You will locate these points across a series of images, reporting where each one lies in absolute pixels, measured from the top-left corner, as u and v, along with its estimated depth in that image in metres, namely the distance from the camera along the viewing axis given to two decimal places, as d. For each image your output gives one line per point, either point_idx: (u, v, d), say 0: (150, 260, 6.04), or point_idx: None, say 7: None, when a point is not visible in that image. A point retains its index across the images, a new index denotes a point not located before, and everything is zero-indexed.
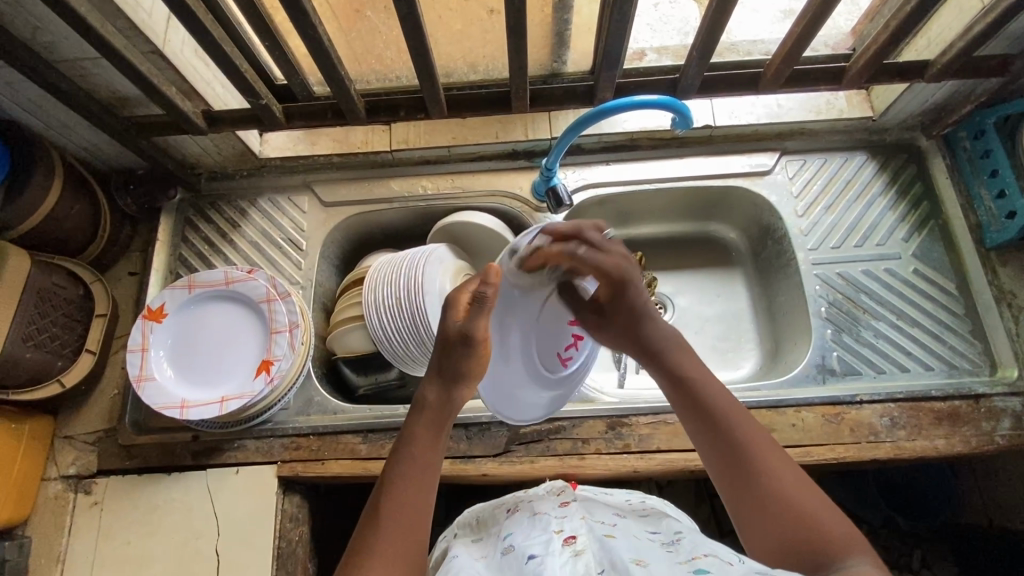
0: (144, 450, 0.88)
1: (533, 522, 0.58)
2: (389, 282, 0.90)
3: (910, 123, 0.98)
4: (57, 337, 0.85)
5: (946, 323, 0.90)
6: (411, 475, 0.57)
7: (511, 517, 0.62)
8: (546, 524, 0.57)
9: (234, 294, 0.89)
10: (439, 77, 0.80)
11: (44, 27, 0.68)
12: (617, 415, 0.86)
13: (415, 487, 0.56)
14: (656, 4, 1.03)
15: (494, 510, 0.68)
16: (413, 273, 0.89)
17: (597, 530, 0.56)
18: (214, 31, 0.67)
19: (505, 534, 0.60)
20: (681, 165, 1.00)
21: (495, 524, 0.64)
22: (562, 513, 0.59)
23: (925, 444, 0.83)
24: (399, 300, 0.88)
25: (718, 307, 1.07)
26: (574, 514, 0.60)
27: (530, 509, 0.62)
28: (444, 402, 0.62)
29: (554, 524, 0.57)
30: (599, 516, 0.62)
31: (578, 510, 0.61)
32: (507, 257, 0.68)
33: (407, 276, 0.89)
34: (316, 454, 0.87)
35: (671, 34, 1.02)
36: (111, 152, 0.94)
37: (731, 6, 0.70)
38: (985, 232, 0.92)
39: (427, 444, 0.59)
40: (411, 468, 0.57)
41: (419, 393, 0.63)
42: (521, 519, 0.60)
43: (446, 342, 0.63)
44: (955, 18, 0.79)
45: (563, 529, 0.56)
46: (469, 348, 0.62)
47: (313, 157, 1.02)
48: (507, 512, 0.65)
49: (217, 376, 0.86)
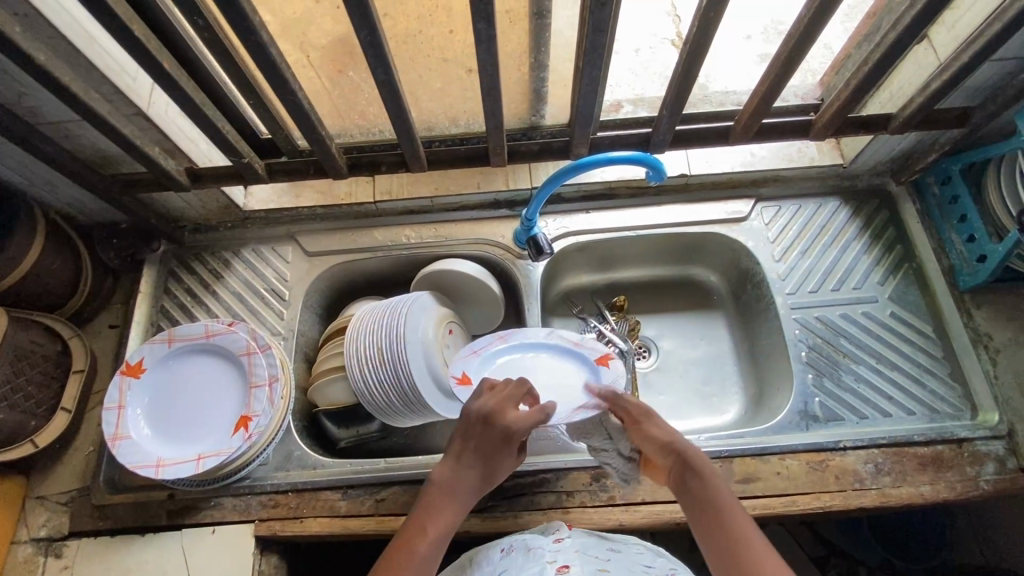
0: (118, 510, 0.86)
1: (527, 557, 0.67)
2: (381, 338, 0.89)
3: (879, 170, 1.01)
4: (32, 395, 0.84)
5: (925, 367, 0.91)
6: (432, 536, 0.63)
7: (509, 553, 0.70)
8: (540, 556, 0.67)
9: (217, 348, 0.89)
10: (418, 134, 0.81)
11: (28, 92, 0.69)
12: (601, 466, 0.85)
13: (434, 545, 0.63)
14: (636, 49, 1.09)
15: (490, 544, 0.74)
16: (407, 326, 0.90)
17: (589, 563, 0.66)
18: (198, 98, 0.68)
19: (500, 569, 0.67)
20: (658, 213, 1.02)
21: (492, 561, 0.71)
22: (556, 548, 0.69)
23: (911, 491, 0.82)
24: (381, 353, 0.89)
25: (701, 350, 1.07)
26: (567, 548, 0.69)
27: (524, 545, 0.70)
28: (475, 484, 0.69)
29: (547, 556, 0.67)
30: (593, 550, 0.70)
31: (572, 546, 0.70)
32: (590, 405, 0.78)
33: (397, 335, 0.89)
34: (294, 512, 0.85)
35: (650, 80, 1.06)
36: (94, 206, 0.94)
37: (697, 70, 0.72)
38: (958, 275, 0.93)
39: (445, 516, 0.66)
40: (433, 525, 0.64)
41: (450, 468, 0.70)
42: (516, 556, 0.68)
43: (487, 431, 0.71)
44: (913, 74, 0.82)
45: (556, 560, 0.65)
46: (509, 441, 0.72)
47: (297, 210, 1.03)
48: (501, 552, 0.71)
49: (194, 433, 0.84)
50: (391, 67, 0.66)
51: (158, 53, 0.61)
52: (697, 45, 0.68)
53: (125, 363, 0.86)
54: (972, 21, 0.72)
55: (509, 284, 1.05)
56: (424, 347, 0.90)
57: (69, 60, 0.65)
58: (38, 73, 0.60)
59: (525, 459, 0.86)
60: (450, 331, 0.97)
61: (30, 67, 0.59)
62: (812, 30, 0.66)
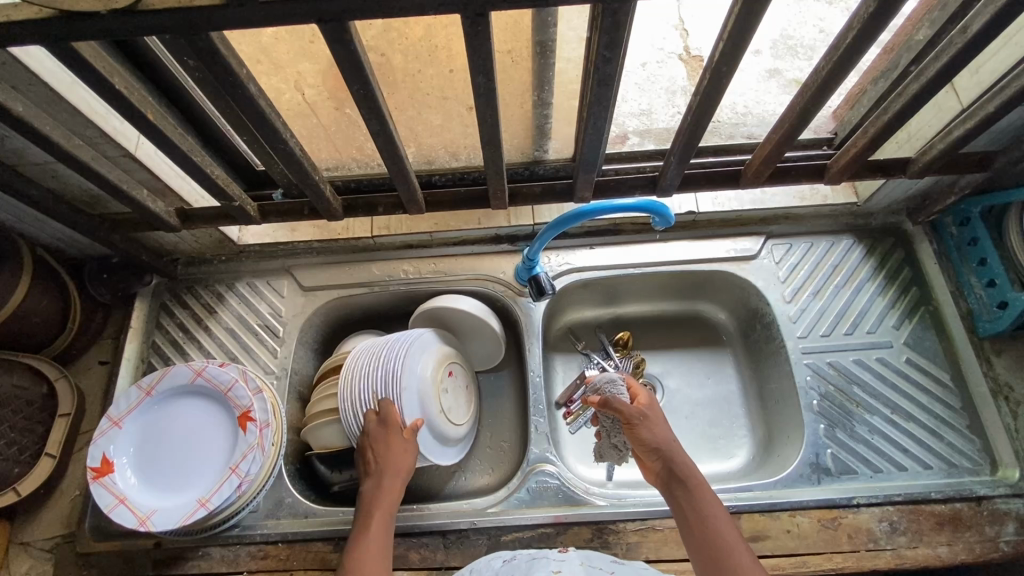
0: (102, 558, 0.83)
1: (531, 564, 0.62)
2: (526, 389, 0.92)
3: (895, 209, 0.98)
4: (16, 442, 0.81)
5: (942, 418, 0.87)
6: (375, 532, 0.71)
7: (510, 561, 0.65)
8: (545, 565, 0.62)
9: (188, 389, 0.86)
10: (416, 176, 0.77)
11: (11, 138, 0.66)
12: (602, 521, 0.82)
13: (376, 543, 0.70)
14: (642, 64, 1.05)
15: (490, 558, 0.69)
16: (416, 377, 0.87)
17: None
18: (185, 145, 0.65)
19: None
20: (664, 250, 0.99)
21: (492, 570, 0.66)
22: (561, 557, 0.64)
23: (927, 552, 0.78)
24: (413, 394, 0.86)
25: (708, 390, 1.03)
26: (574, 558, 0.64)
27: (528, 555, 0.66)
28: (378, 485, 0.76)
29: (553, 566, 0.62)
30: (597, 562, 0.64)
31: (577, 557, 0.65)
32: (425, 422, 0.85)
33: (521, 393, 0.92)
34: (284, 563, 0.82)
35: (658, 94, 1.03)
36: (84, 241, 0.92)
37: (708, 117, 0.68)
38: (977, 321, 0.90)
39: (381, 516, 0.74)
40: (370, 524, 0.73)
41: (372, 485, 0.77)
42: (519, 564, 0.64)
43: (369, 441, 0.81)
44: (934, 117, 0.78)
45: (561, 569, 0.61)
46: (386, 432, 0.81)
47: (292, 243, 1.01)
48: (502, 560, 0.66)
49: (183, 482, 0.81)
50: (387, 118, 0.62)
51: (142, 104, 0.58)
52: (707, 97, 0.65)
53: (91, 468, 0.80)
54: (997, 69, 0.69)
55: (510, 321, 1.02)
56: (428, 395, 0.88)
57: (53, 105, 0.63)
58: (16, 124, 0.57)
59: (524, 512, 0.83)
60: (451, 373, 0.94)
61: (9, 119, 0.56)
62: (829, 85, 0.62)
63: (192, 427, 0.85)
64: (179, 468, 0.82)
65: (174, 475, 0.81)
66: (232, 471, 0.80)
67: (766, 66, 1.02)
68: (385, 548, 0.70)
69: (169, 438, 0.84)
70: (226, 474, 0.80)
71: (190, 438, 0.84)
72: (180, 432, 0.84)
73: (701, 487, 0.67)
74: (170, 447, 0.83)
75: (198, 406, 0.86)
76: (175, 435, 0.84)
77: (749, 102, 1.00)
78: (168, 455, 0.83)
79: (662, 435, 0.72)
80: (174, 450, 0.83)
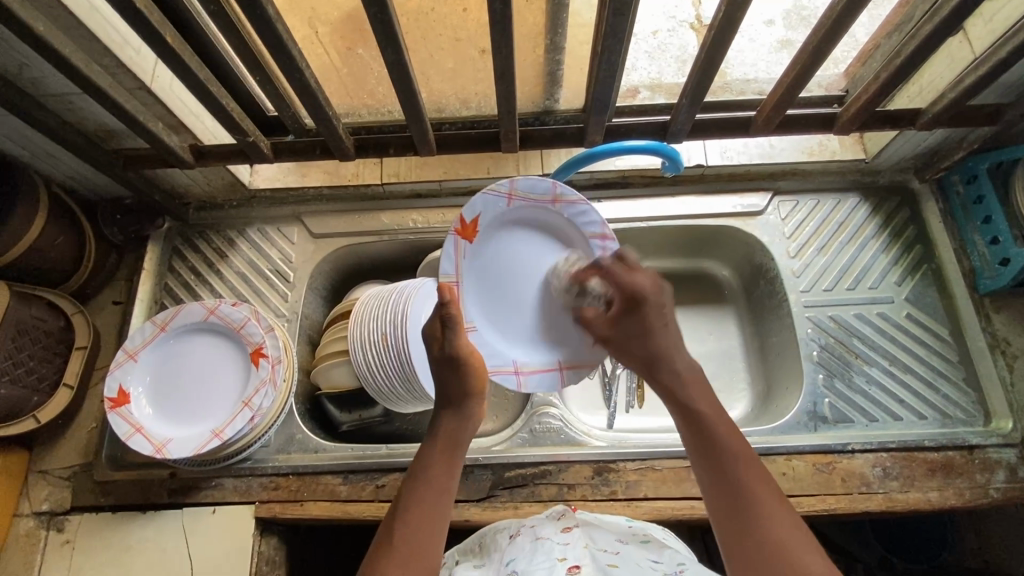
0: (119, 487, 0.86)
1: (535, 547, 0.63)
2: (582, 211, 0.83)
3: (903, 166, 0.98)
4: (34, 371, 0.84)
5: (939, 370, 0.89)
6: (431, 489, 0.61)
7: (513, 541, 0.67)
8: (550, 550, 0.63)
9: (197, 326, 0.88)
10: (427, 116, 0.78)
11: (29, 64, 0.66)
12: (603, 460, 0.84)
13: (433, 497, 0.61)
14: (655, 30, 1.05)
15: (496, 534, 0.71)
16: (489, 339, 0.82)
17: (601, 559, 0.61)
18: (201, 73, 0.66)
19: (507, 560, 0.64)
20: (672, 204, 0.99)
21: (497, 548, 0.68)
22: (565, 540, 0.64)
23: (919, 496, 0.81)
24: (518, 363, 0.83)
25: (709, 345, 1.04)
26: (576, 540, 0.65)
27: (531, 534, 0.66)
28: (454, 426, 0.67)
29: (558, 551, 0.62)
30: (602, 542, 0.65)
31: (580, 537, 0.66)
32: (584, 369, 0.83)
33: (566, 218, 0.84)
34: (295, 495, 0.85)
35: (669, 63, 1.02)
36: (98, 181, 0.93)
37: (720, 57, 0.68)
38: (979, 278, 0.91)
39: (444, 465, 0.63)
40: (426, 481, 0.62)
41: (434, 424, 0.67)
42: (524, 545, 0.65)
43: (438, 367, 0.69)
44: (947, 67, 0.78)
45: (567, 558, 0.61)
46: (458, 368, 0.69)
47: (303, 189, 1.01)
48: (509, 537, 0.68)
49: (196, 414, 0.83)
50: (402, 47, 0.62)
51: (160, 25, 0.58)
52: (721, 35, 0.64)
53: (107, 397, 0.82)
54: (1011, 16, 0.69)
55: None
56: (493, 305, 0.83)
57: (71, 29, 0.63)
58: (37, 43, 0.57)
59: (526, 451, 0.85)
60: (466, 237, 0.80)
61: (30, 37, 0.56)
62: (843, 22, 0.62)
63: (204, 362, 0.87)
64: (192, 401, 0.84)
65: (187, 408, 0.84)
66: (244, 404, 0.82)
67: (781, 36, 1.01)
68: (433, 513, 0.60)
69: (182, 372, 0.86)
70: (240, 406, 0.82)
71: (203, 373, 0.86)
72: (191, 368, 0.86)
73: (712, 405, 0.61)
74: (184, 381, 0.85)
75: (210, 344, 0.88)
76: (188, 369, 0.86)
77: (761, 71, 0.98)
78: (181, 389, 0.85)
79: (642, 324, 0.67)
80: (186, 384, 0.85)
